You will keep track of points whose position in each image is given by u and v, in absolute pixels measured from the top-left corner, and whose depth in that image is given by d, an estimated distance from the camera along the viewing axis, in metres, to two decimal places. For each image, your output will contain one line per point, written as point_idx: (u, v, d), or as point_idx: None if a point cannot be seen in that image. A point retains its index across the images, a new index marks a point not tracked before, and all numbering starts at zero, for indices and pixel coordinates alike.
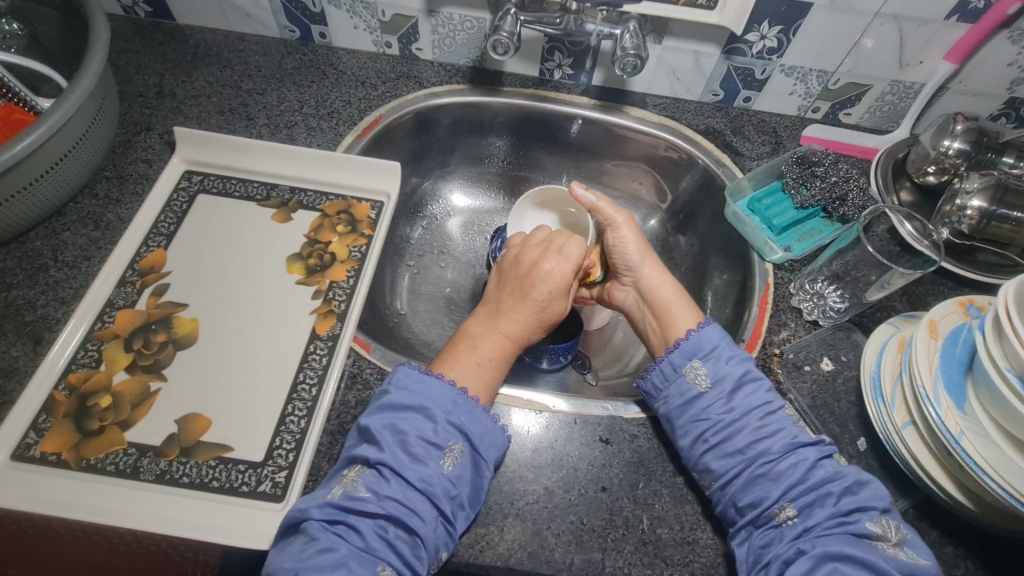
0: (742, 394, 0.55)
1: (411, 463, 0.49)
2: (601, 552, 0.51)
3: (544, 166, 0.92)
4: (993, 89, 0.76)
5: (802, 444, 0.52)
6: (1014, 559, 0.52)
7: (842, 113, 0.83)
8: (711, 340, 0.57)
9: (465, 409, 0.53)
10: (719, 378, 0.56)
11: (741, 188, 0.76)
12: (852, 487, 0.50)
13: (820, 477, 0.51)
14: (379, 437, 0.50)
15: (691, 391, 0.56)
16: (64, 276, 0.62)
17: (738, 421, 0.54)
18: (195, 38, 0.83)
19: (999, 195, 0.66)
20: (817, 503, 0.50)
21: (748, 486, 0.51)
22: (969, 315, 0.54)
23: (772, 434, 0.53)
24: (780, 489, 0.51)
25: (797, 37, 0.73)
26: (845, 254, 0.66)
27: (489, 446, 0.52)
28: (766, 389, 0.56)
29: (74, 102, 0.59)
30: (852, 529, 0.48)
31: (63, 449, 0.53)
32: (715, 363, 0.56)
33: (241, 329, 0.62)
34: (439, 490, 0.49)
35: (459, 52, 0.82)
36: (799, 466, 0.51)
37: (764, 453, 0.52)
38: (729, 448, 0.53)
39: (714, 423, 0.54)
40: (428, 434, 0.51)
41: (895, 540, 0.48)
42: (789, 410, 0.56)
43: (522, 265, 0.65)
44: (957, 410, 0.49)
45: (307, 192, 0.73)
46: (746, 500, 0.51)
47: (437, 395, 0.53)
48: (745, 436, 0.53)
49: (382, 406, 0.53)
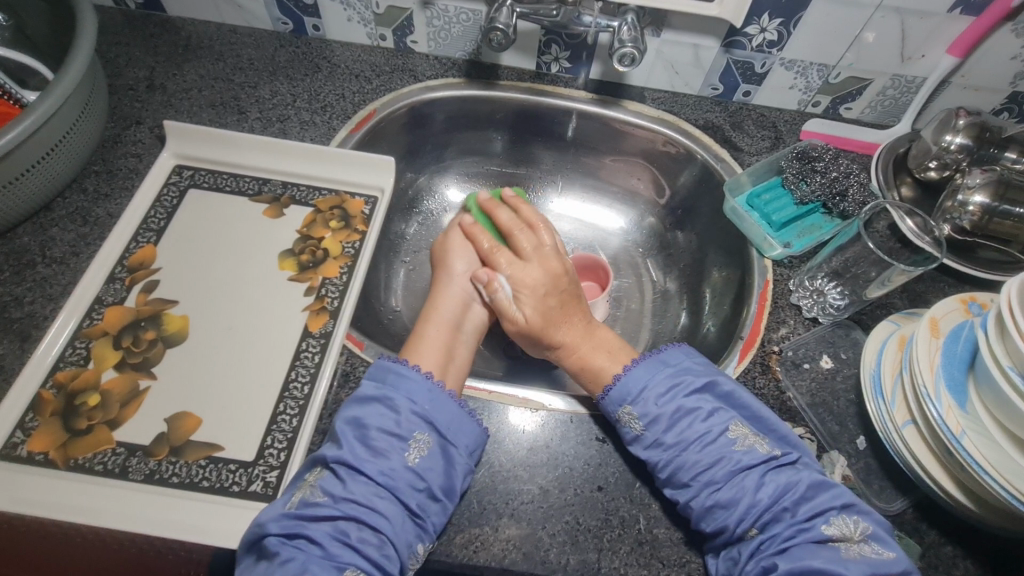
0: (676, 430, 0.52)
1: (370, 456, 0.49)
2: (596, 552, 0.50)
3: (542, 162, 0.91)
4: (996, 84, 0.75)
5: (745, 466, 0.51)
6: (1012, 558, 0.51)
7: (843, 108, 0.82)
8: (638, 382, 0.55)
9: (430, 396, 0.53)
10: (651, 419, 0.53)
11: (740, 183, 0.75)
12: (806, 494, 0.49)
13: (769, 495, 0.49)
14: (340, 436, 0.50)
15: (628, 437, 0.54)
16: (52, 273, 0.61)
17: (675, 460, 0.51)
18: (187, 31, 0.81)
19: (1002, 191, 0.64)
20: (776, 518, 0.49)
21: (706, 515, 0.49)
22: (970, 312, 0.54)
23: (714, 464, 0.51)
24: (735, 516, 0.49)
25: (797, 30, 0.72)
26: (845, 250, 0.66)
27: (458, 433, 0.51)
28: (702, 418, 0.53)
29: (60, 94, 0.58)
30: (810, 537, 0.48)
31: (51, 448, 0.52)
32: (645, 405, 0.54)
33: (231, 326, 0.61)
34: (403, 484, 0.48)
35: (456, 44, 0.81)
36: (745, 490, 0.50)
37: (710, 485, 0.50)
38: (678, 483, 0.51)
39: (658, 463, 0.52)
40: (389, 425, 0.50)
41: (858, 537, 0.47)
42: (734, 430, 0.53)
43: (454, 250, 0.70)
44: (959, 408, 0.48)
45: (300, 186, 0.72)
46: (708, 527, 0.49)
47: (401, 385, 0.53)
48: (687, 472, 0.50)
49: (350, 402, 0.52)
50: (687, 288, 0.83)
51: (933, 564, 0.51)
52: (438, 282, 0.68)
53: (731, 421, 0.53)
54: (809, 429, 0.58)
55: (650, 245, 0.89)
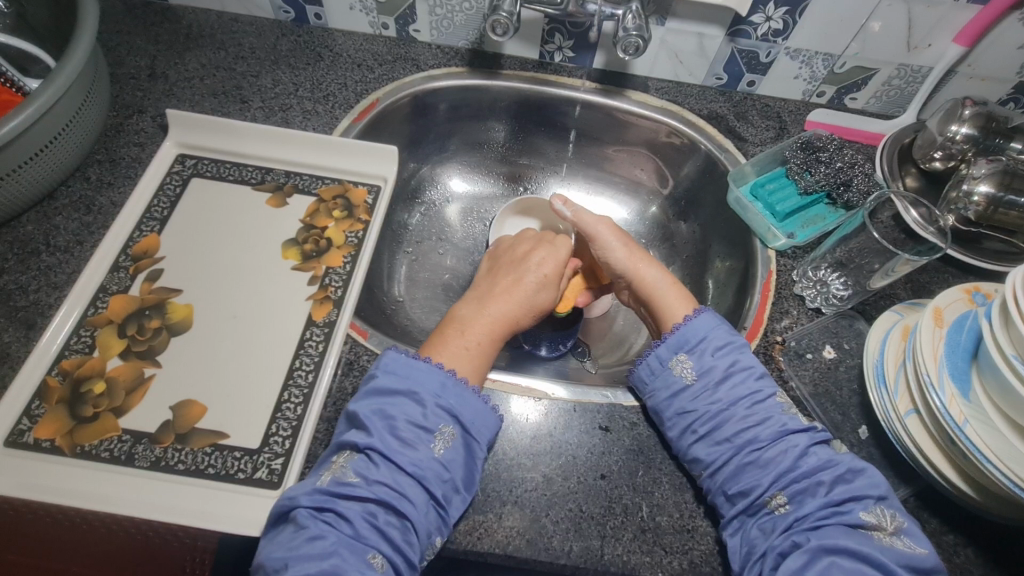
0: (727, 385, 0.54)
1: (400, 447, 0.49)
2: (600, 539, 0.51)
3: (544, 152, 0.91)
4: (1003, 74, 0.75)
5: (792, 431, 0.52)
6: (1011, 546, 0.52)
7: (848, 98, 0.81)
8: (699, 332, 0.57)
9: (455, 392, 0.52)
10: (705, 370, 0.55)
11: (744, 174, 0.75)
12: (845, 476, 0.49)
13: (811, 465, 0.50)
14: (367, 423, 0.49)
15: (676, 384, 0.55)
16: (57, 261, 0.61)
17: (725, 412, 0.53)
18: (187, 19, 0.81)
19: (1008, 181, 0.64)
20: (809, 492, 0.49)
21: (738, 474, 0.50)
22: (975, 302, 0.54)
23: (760, 423, 0.52)
24: (770, 477, 0.50)
25: (803, 19, 0.71)
26: (849, 241, 0.65)
27: (481, 428, 0.52)
28: (754, 377, 0.55)
29: (63, 82, 0.58)
30: (845, 519, 0.47)
31: (57, 435, 0.52)
32: (701, 356, 0.56)
33: (236, 315, 0.61)
34: (431, 474, 0.48)
35: (458, 34, 0.80)
36: (790, 453, 0.50)
37: (753, 441, 0.51)
38: (717, 438, 0.52)
39: (702, 414, 0.53)
40: (417, 418, 0.50)
41: (891, 529, 0.47)
42: (781, 396, 0.54)
43: (524, 269, 0.65)
44: (962, 398, 0.48)
45: (304, 176, 0.72)
46: (735, 488, 0.50)
47: (426, 379, 0.52)
48: (731, 427, 0.52)
49: (370, 392, 0.52)
50: (690, 278, 0.83)
51: None
52: (499, 295, 0.62)
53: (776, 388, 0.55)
54: (811, 419, 0.58)
55: (652, 236, 0.89)
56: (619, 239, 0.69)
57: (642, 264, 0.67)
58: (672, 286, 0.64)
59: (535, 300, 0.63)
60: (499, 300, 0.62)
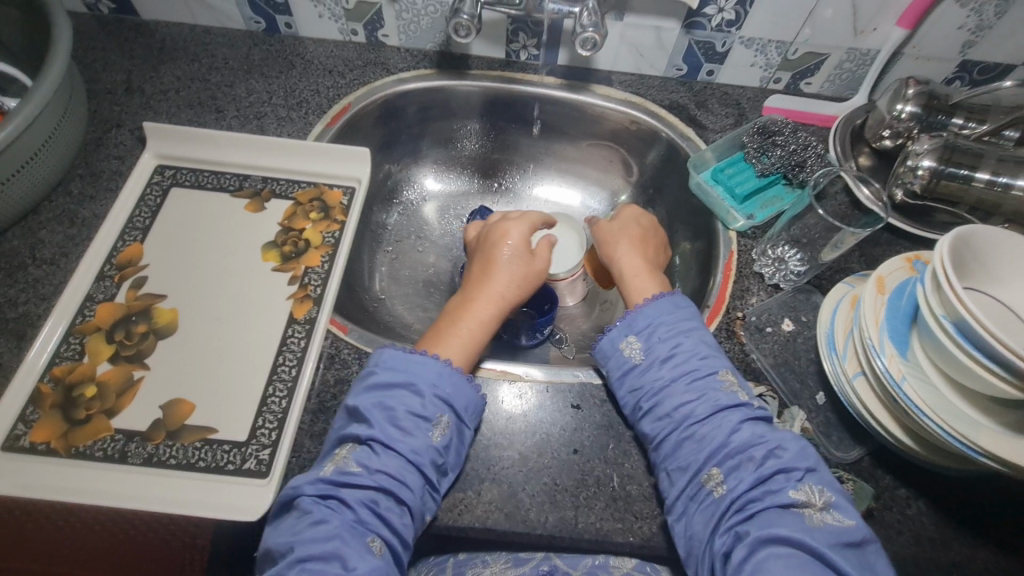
0: (671, 364, 0.57)
1: (400, 436, 0.51)
2: (574, 509, 0.54)
3: (517, 148, 0.94)
4: (946, 53, 0.78)
5: (725, 407, 0.54)
6: (957, 495, 0.55)
7: (803, 83, 0.85)
8: (647, 317, 0.60)
9: (451, 380, 0.55)
10: (650, 350, 0.58)
11: (704, 160, 0.78)
12: (775, 451, 0.51)
13: (741, 440, 0.52)
14: (368, 415, 0.52)
15: (627, 364, 0.58)
16: (43, 273, 0.63)
17: (667, 387, 0.56)
18: (161, 33, 0.83)
19: (948, 155, 0.67)
20: (743, 466, 0.51)
21: (676, 449, 0.53)
22: (916, 270, 0.57)
23: (696, 399, 0.55)
24: (704, 453, 0.52)
25: (753, 9, 0.74)
26: (802, 218, 0.68)
27: (472, 414, 0.55)
28: (698, 356, 0.57)
29: (39, 101, 0.60)
30: (776, 500, 0.49)
31: (52, 438, 0.54)
32: (649, 337, 0.59)
33: (220, 316, 0.63)
34: (427, 460, 0.51)
35: (425, 37, 0.83)
36: (720, 428, 0.53)
37: (690, 416, 0.54)
38: (659, 413, 0.55)
39: (648, 390, 0.56)
40: (415, 407, 0.53)
41: (821, 505, 0.48)
42: (725, 375, 0.57)
43: (493, 244, 0.67)
44: (901, 357, 0.51)
45: (280, 181, 0.74)
46: (674, 464, 0.53)
47: (424, 370, 0.54)
48: (670, 403, 0.55)
49: (370, 384, 0.54)
50: None
51: (886, 505, 0.55)
52: (482, 278, 0.64)
53: (723, 367, 0.57)
54: (771, 387, 0.61)
55: None
56: (637, 241, 0.71)
57: (637, 256, 0.69)
58: (651, 275, 0.67)
59: (518, 270, 0.65)
60: (489, 287, 0.63)
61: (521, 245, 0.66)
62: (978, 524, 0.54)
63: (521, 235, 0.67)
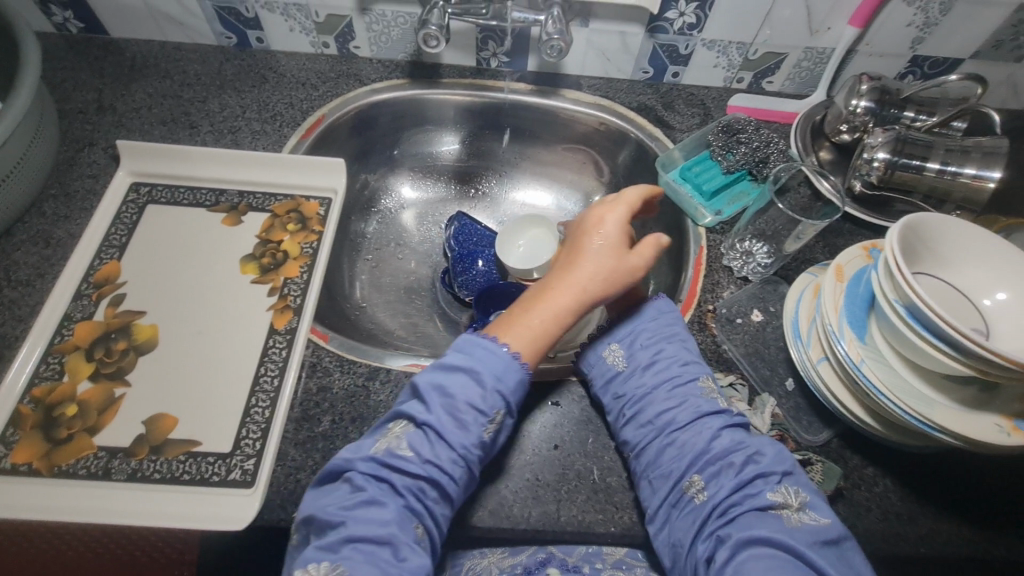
0: (653, 370, 0.59)
1: (455, 427, 0.50)
2: (556, 503, 0.56)
3: (492, 153, 0.95)
4: (897, 49, 0.82)
5: (706, 413, 0.55)
6: (921, 471, 0.58)
7: (764, 82, 0.88)
8: (627, 326, 0.62)
9: (518, 376, 0.52)
10: (634, 358, 0.60)
11: (672, 158, 0.81)
12: (753, 457, 0.53)
13: (722, 446, 0.53)
14: (429, 399, 0.51)
15: (610, 371, 0.60)
16: (19, 295, 0.63)
17: (649, 394, 0.57)
18: (131, 51, 0.83)
19: (900, 146, 0.70)
20: (723, 472, 0.52)
21: (658, 455, 0.54)
22: (873, 258, 0.60)
23: (678, 405, 0.56)
24: (686, 460, 0.53)
25: (712, 13, 0.77)
26: (767, 212, 0.71)
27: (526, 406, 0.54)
28: (679, 364, 0.59)
29: (9, 123, 0.60)
30: (755, 503, 0.50)
31: (34, 458, 0.54)
32: (632, 344, 0.61)
33: (200, 330, 0.64)
34: (476, 457, 0.50)
35: (396, 47, 0.85)
36: (702, 434, 0.54)
37: (672, 422, 0.55)
38: (642, 419, 0.56)
39: (631, 398, 0.58)
40: (476, 400, 0.50)
41: (797, 505, 0.50)
42: (704, 381, 0.58)
43: (588, 227, 0.59)
44: (859, 341, 0.54)
45: (257, 194, 0.75)
46: (658, 472, 0.54)
47: (491, 360, 0.52)
48: (653, 409, 0.56)
49: (438, 365, 0.53)
50: None
51: (855, 483, 0.57)
52: (573, 265, 0.57)
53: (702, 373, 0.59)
54: (742, 375, 0.64)
55: None
56: None
57: None
58: None
59: (608, 263, 0.56)
60: (570, 277, 0.56)
61: (619, 231, 0.58)
62: (941, 498, 0.57)
63: (616, 217, 0.59)
